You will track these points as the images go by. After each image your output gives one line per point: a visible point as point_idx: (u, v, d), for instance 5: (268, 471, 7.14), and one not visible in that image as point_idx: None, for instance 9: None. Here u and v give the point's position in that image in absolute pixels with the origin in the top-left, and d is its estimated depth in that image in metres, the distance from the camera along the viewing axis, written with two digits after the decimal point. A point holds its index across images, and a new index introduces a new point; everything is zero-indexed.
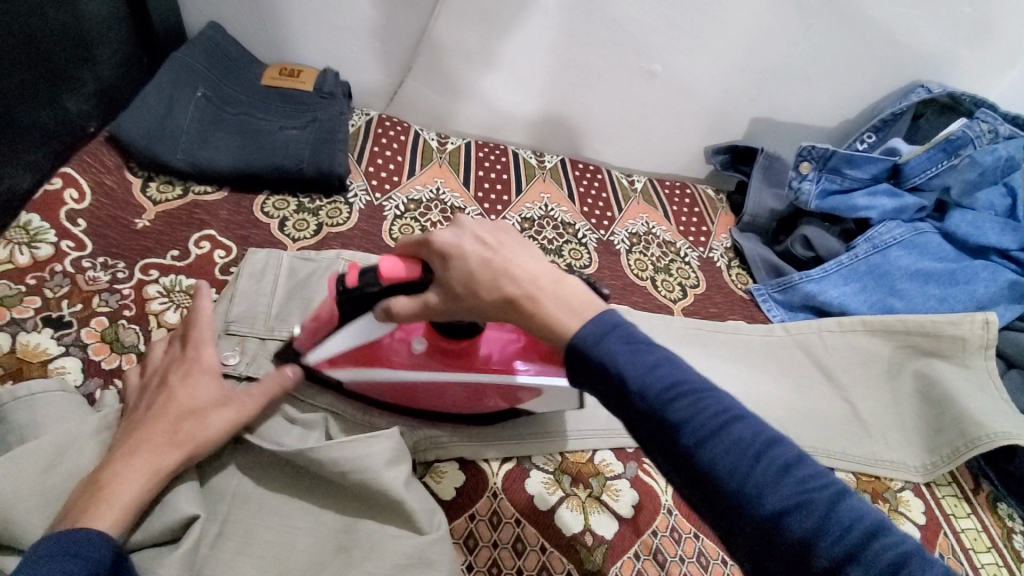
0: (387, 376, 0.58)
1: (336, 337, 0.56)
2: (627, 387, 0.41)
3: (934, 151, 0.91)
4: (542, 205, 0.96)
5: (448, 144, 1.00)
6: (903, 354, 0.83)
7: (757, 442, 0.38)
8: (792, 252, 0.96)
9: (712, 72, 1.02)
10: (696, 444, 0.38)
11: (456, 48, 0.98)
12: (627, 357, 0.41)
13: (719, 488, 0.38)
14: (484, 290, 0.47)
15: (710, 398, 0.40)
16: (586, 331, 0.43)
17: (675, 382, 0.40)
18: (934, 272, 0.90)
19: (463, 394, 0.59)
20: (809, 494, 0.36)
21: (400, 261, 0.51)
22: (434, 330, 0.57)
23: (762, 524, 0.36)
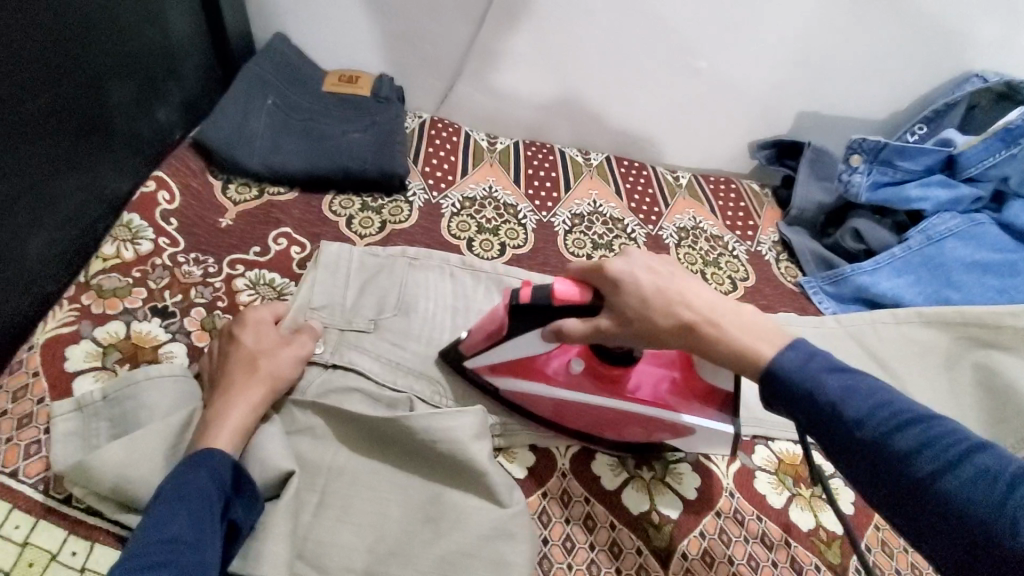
0: (545, 393, 0.61)
1: (498, 349, 0.60)
2: (811, 397, 0.44)
3: (991, 141, 0.89)
4: (590, 202, 0.99)
5: (498, 144, 1.04)
6: (961, 345, 0.83)
7: (913, 419, 0.42)
8: (842, 245, 0.96)
9: (758, 67, 1.03)
10: (858, 424, 0.43)
11: (506, 52, 1.02)
12: (780, 354, 0.47)
13: (892, 461, 0.41)
14: (660, 317, 0.50)
15: (886, 398, 0.43)
16: (734, 338, 0.48)
17: (824, 372, 0.45)
18: (993, 263, 0.89)
19: (606, 419, 0.60)
20: (1014, 479, 0.37)
21: (576, 286, 0.54)
22: (596, 356, 0.59)
23: (944, 501, 0.39)
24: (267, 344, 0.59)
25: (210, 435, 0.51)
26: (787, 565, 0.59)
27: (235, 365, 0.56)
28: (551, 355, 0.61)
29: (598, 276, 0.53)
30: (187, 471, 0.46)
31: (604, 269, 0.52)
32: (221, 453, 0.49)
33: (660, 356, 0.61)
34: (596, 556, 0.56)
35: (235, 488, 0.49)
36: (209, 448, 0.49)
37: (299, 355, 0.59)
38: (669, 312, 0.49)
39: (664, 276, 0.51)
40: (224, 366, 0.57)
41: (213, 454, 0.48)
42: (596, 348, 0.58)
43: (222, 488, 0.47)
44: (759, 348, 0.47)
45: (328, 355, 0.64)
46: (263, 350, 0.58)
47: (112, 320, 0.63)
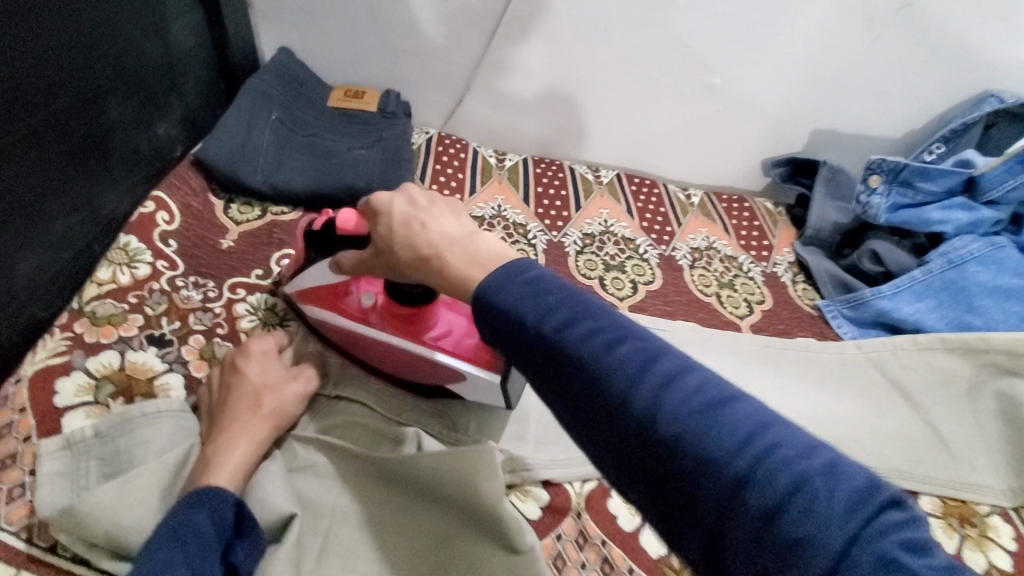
0: (332, 320, 0.62)
1: (309, 274, 0.61)
2: (612, 386, 0.36)
3: (1012, 163, 0.88)
4: (602, 221, 0.96)
5: (507, 161, 1.02)
6: (983, 373, 0.80)
7: (810, 466, 0.32)
8: (860, 267, 0.94)
9: (772, 84, 1.01)
10: (728, 463, 0.33)
11: (514, 66, 1.00)
12: (588, 344, 0.37)
13: (771, 521, 0.31)
14: (446, 255, 0.45)
15: (700, 384, 0.35)
16: (511, 291, 0.41)
17: (658, 379, 0.36)
18: (1015, 288, 0.86)
19: (379, 354, 0.60)
20: (849, 501, 0.31)
21: (355, 215, 0.54)
22: (389, 292, 0.58)
23: (736, 520, 0.32)
24: (272, 378, 0.56)
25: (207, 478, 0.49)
26: None
27: (238, 401, 0.54)
28: (359, 288, 0.61)
29: (369, 207, 0.52)
30: (187, 513, 0.44)
31: (372, 200, 0.51)
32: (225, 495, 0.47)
33: (461, 302, 0.60)
34: None
35: (236, 532, 0.46)
36: (213, 487, 0.47)
37: (303, 387, 0.57)
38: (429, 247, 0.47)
39: (422, 204, 0.49)
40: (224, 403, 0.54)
41: (219, 494, 0.46)
42: (390, 286, 0.58)
43: (222, 535, 0.45)
44: (491, 286, 0.41)
45: (333, 386, 0.61)
46: (267, 385, 0.55)
47: (107, 350, 0.60)
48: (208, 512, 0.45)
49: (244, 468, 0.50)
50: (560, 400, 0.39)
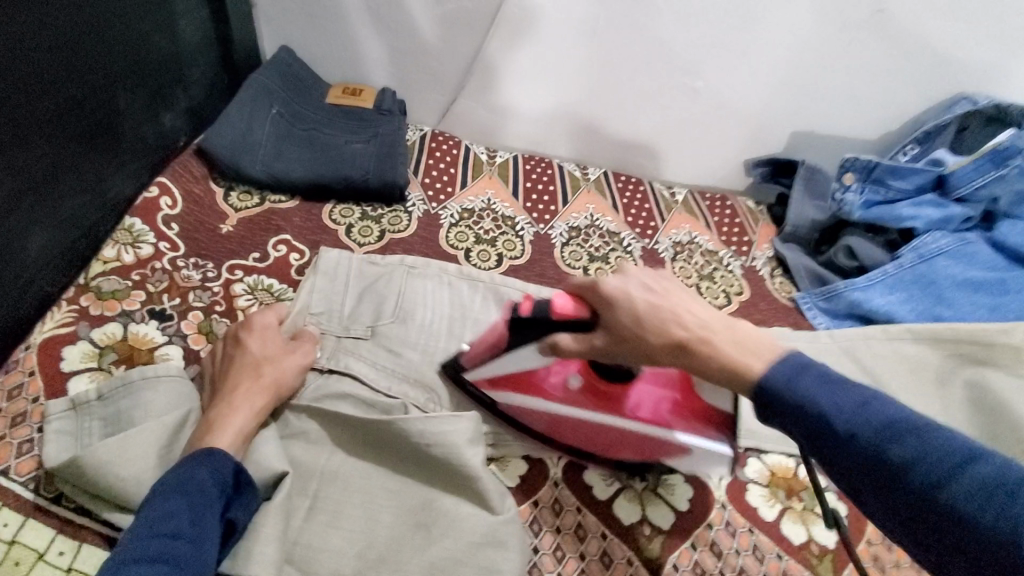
0: (528, 402, 0.65)
1: (500, 359, 0.64)
2: (791, 404, 0.45)
3: (981, 162, 0.91)
4: (588, 215, 1.00)
5: (498, 157, 1.06)
6: (951, 362, 0.83)
7: (923, 438, 0.40)
8: (835, 262, 0.98)
9: (754, 87, 1.05)
10: (861, 445, 0.41)
11: (506, 67, 1.04)
12: (818, 386, 0.44)
13: (909, 486, 0.39)
14: (652, 334, 0.53)
15: (850, 386, 0.44)
16: (776, 375, 0.46)
17: (814, 387, 0.44)
18: (983, 281, 0.89)
19: (601, 436, 0.64)
20: (965, 458, 0.38)
21: (572, 301, 0.58)
22: (593, 371, 0.63)
23: (900, 483, 0.40)
24: (272, 351, 0.59)
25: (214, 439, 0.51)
26: None
27: (240, 371, 0.56)
28: (562, 370, 0.65)
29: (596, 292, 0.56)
30: (189, 469, 0.47)
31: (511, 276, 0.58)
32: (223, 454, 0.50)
33: (657, 376, 0.64)
34: (587, 565, 0.59)
35: (235, 489, 0.49)
36: (210, 448, 0.50)
37: (303, 361, 0.60)
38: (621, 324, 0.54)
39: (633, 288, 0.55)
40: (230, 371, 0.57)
41: (216, 454, 0.49)
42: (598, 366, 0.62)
43: (221, 490, 0.47)
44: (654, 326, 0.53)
45: (324, 360, 0.64)
46: (267, 358, 0.58)
47: (110, 322, 0.64)
48: (208, 466, 0.48)
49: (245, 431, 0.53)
50: (782, 423, 0.46)
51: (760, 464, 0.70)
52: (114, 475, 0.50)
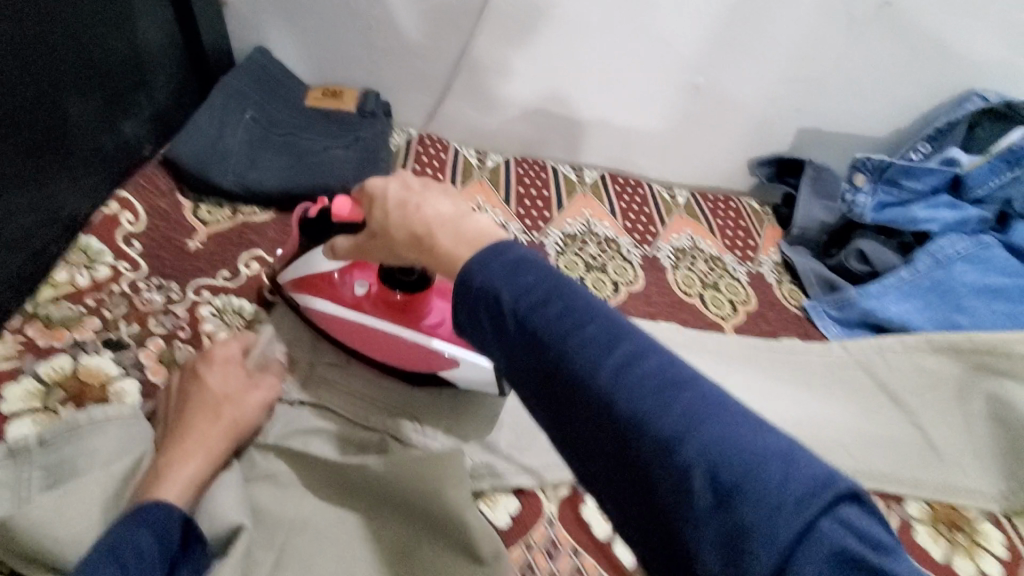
0: (335, 311, 0.61)
1: (308, 261, 0.61)
2: (545, 339, 0.35)
3: (996, 162, 0.86)
4: (583, 222, 0.95)
5: (488, 161, 1.00)
6: (973, 373, 0.77)
7: (725, 427, 0.32)
8: (847, 267, 0.92)
9: (755, 83, 1.00)
10: (639, 419, 0.32)
11: (495, 66, 0.99)
12: (542, 304, 0.36)
13: (663, 469, 0.31)
14: (444, 247, 0.42)
15: (691, 385, 0.33)
16: (500, 281, 0.37)
17: (604, 330, 0.35)
18: (1000, 288, 0.85)
19: (363, 338, 0.61)
20: (804, 503, 0.29)
21: (349, 202, 0.55)
22: (383, 279, 0.60)
23: (693, 521, 0.30)
24: (233, 387, 0.54)
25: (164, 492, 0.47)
26: None
27: (196, 411, 0.51)
28: (353, 278, 0.62)
29: (364, 194, 0.49)
30: (131, 528, 0.42)
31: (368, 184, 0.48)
32: (174, 509, 0.45)
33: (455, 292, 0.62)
34: None
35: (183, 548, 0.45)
36: (156, 502, 0.44)
37: (270, 399, 0.56)
38: (405, 224, 0.44)
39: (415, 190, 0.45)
40: (184, 415, 0.52)
41: (163, 509, 0.44)
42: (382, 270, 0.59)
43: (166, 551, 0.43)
44: (471, 267, 0.38)
45: (297, 391, 0.60)
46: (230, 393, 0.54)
47: (59, 353, 0.58)
48: (152, 528, 0.43)
49: (200, 482, 0.49)
50: (586, 434, 0.34)
51: None
52: (49, 535, 0.45)
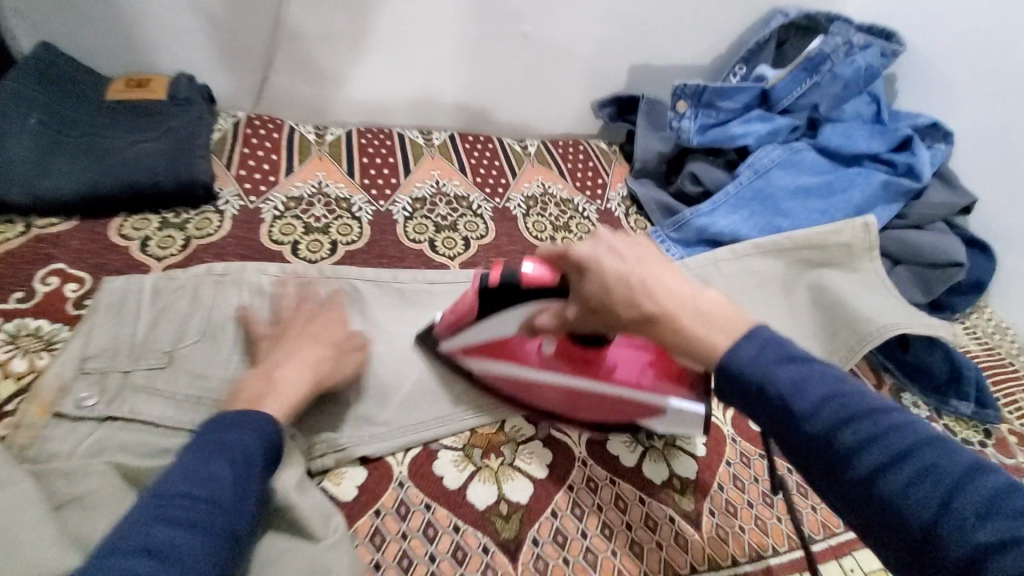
0: (516, 372, 0.67)
1: (474, 328, 0.65)
2: (737, 369, 0.43)
3: (797, 72, 0.94)
4: (433, 183, 0.94)
5: (327, 135, 0.96)
6: (795, 268, 0.86)
7: (894, 425, 0.38)
8: (684, 190, 0.98)
9: (581, 26, 1.02)
10: (820, 425, 0.39)
11: (316, 33, 0.94)
12: (739, 345, 0.44)
13: (840, 460, 0.39)
14: (620, 305, 0.50)
15: (829, 374, 0.41)
16: (726, 340, 0.44)
17: (800, 360, 0.42)
18: (812, 186, 0.91)
19: (605, 407, 0.65)
20: (922, 455, 0.36)
21: (545, 268, 0.58)
22: (565, 336, 0.64)
23: (875, 495, 0.37)
24: (298, 325, 0.63)
25: (264, 389, 0.55)
26: (641, 525, 0.60)
27: (296, 345, 0.60)
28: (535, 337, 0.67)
29: (567, 256, 0.55)
30: (231, 432, 0.48)
31: (570, 252, 0.54)
32: (275, 425, 0.51)
33: (635, 341, 0.66)
34: (437, 567, 0.54)
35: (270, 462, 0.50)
36: (257, 412, 0.51)
37: (371, 349, 0.65)
38: (630, 297, 0.49)
39: (630, 260, 0.50)
40: (303, 332, 0.62)
41: (260, 421, 0.50)
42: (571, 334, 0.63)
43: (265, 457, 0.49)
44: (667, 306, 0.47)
45: (104, 406, 0.56)
46: (340, 341, 0.62)
47: None
48: (257, 436, 0.49)
49: (297, 388, 0.56)
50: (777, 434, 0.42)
51: None
52: None
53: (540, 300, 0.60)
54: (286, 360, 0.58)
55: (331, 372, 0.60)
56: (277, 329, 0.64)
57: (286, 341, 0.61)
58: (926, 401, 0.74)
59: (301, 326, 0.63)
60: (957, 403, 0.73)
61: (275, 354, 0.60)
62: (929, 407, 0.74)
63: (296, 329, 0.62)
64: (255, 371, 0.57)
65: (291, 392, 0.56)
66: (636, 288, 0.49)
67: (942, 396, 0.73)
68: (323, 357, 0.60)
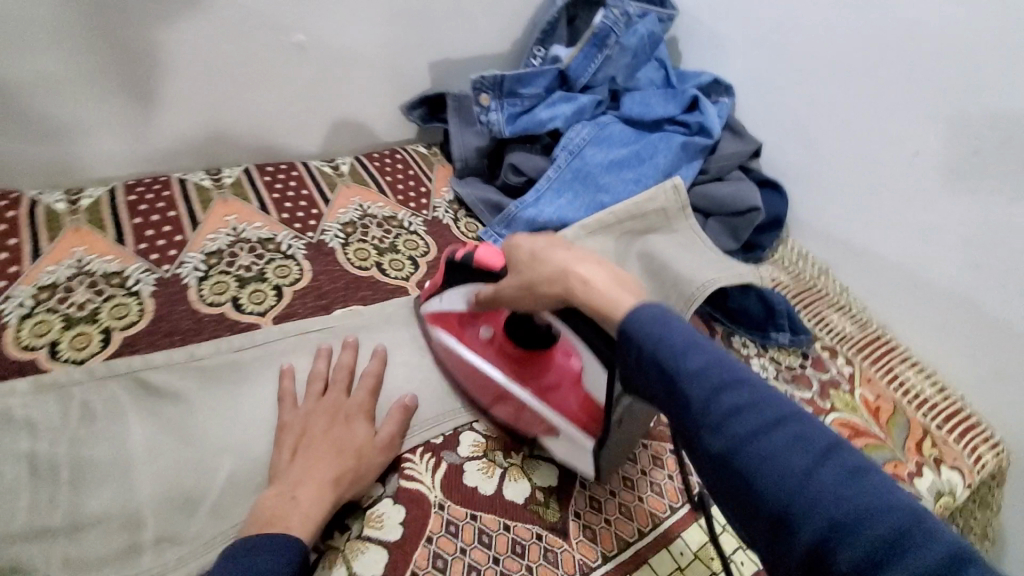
0: (459, 350, 0.70)
1: (441, 299, 0.70)
2: (673, 372, 0.42)
3: (586, 49, 0.95)
4: (230, 230, 0.81)
5: (83, 199, 0.80)
6: (623, 241, 0.87)
7: (833, 463, 0.36)
8: (508, 183, 0.97)
9: (365, 29, 0.95)
10: (741, 440, 0.38)
11: (32, 78, 0.77)
12: (677, 347, 0.43)
13: (765, 499, 0.37)
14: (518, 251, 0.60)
15: (771, 396, 0.40)
16: (644, 315, 0.46)
17: (738, 382, 0.41)
18: (623, 158, 0.94)
19: (513, 409, 0.66)
20: (786, 433, 0.38)
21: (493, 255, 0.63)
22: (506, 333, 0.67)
23: (792, 531, 0.36)
24: (318, 423, 0.60)
25: (285, 513, 0.52)
26: (509, 555, 0.57)
27: (313, 455, 0.56)
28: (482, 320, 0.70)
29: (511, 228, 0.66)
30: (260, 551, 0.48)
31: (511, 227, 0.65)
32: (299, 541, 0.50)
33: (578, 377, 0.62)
34: None
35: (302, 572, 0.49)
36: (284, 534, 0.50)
37: (393, 450, 0.61)
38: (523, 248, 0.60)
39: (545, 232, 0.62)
40: (328, 434, 0.58)
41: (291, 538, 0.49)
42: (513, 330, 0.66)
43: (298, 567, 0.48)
44: (631, 325, 0.46)
45: None
46: (362, 447, 0.59)
47: None
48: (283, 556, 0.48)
49: (319, 507, 0.53)
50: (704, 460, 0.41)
51: (473, 436, 0.67)
52: None
53: (479, 285, 0.66)
54: (305, 480, 0.54)
55: (351, 484, 0.56)
56: (296, 425, 0.60)
57: (296, 459, 0.57)
58: (753, 339, 0.80)
59: (336, 422, 0.60)
60: (777, 334, 0.79)
61: (291, 470, 0.56)
62: (756, 343, 0.80)
63: (317, 437, 0.58)
64: (275, 491, 0.54)
65: (315, 514, 0.52)
66: (532, 268, 0.57)
67: (764, 331, 0.80)
68: (341, 470, 0.56)
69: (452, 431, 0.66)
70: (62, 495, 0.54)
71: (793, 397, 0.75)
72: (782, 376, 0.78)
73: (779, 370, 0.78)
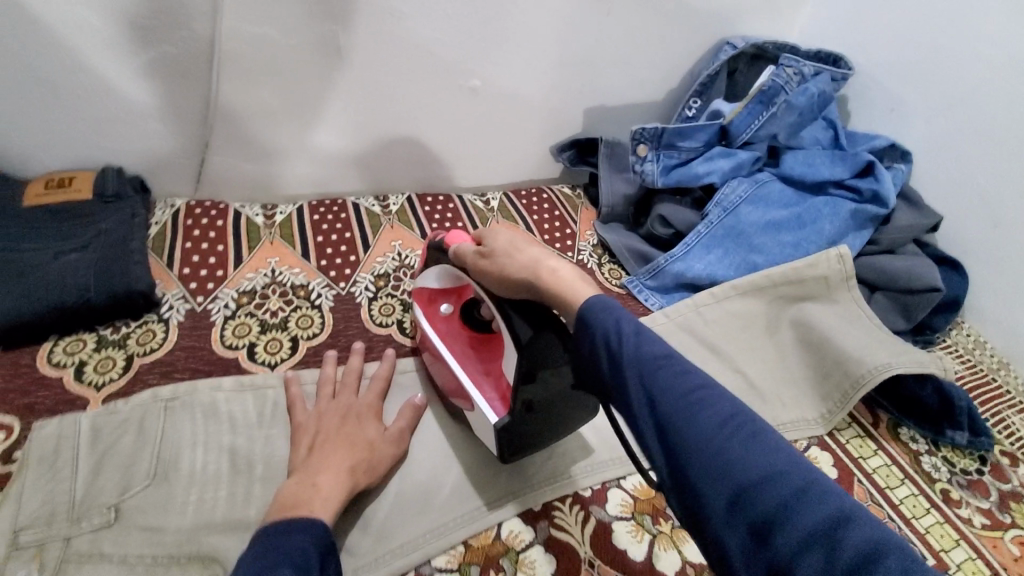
0: (422, 322, 0.71)
1: (428, 274, 0.72)
2: (625, 369, 0.42)
3: (752, 105, 0.93)
4: (395, 256, 0.88)
5: (276, 215, 0.90)
6: (775, 306, 0.83)
7: (787, 473, 0.35)
8: (655, 233, 0.96)
9: (533, 75, 0.99)
10: (696, 443, 0.37)
11: (252, 107, 0.88)
12: (635, 346, 0.43)
13: (715, 500, 0.36)
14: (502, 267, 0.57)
15: (721, 402, 0.39)
16: (599, 314, 0.46)
17: (696, 390, 0.40)
18: (781, 220, 0.90)
19: (451, 382, 0.67)
20: (740, 434, 0.37)
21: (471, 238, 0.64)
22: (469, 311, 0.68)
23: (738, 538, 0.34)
24: (331, 419, 0.62)
25: (307, 498, 0.52)
26: None
27: (328, 443, 0.59)
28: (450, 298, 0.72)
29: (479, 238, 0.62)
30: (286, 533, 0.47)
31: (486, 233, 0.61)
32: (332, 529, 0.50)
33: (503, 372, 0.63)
34: None
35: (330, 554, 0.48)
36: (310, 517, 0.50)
37: (403, 444, 0.64)
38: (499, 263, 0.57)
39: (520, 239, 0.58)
40: (341, 429, 0.60)
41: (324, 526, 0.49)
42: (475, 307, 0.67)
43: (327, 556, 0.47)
44: (592, 320, 0.46)
45: None
46: (374, 442, 0.61)
47: None
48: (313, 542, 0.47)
49: (339, 493, 0.54)
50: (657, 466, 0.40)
51: (622, 495, 0.65)
52: None
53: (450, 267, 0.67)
54: (327, 466, 0.56)
55: (366, 475, 0.58)
56: (311, 424, 0.62)
57: (315, 448, 0.59)
58: (923, 434, 0.73)
59: (356, 418, 0.62)
60: (953, 433, 0.70)
61: (310, 460, 0.57)
62: (927, 440, 0.73)
63: (331, 434, 0.60)
64: (297, 478, 0.55)
65: (335, 496, 0.54)
66: (507, 255, 0.56)
67: (937, 427, 0.72)
68: (358, 460, 0.58)
69: (601, 485, 0.66)
70: (256, 490, 0.59)
71: (971, 505, 0.66)
72: (958, 479, 0.69)
73: (953, 472, 0.69)
